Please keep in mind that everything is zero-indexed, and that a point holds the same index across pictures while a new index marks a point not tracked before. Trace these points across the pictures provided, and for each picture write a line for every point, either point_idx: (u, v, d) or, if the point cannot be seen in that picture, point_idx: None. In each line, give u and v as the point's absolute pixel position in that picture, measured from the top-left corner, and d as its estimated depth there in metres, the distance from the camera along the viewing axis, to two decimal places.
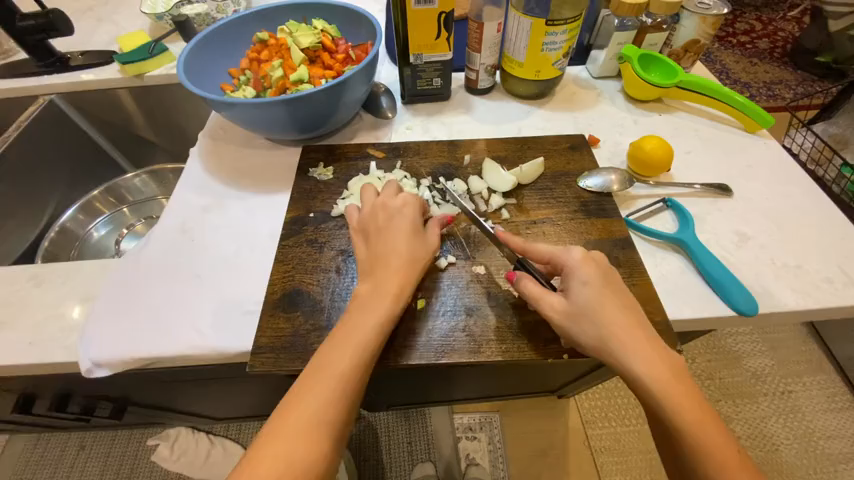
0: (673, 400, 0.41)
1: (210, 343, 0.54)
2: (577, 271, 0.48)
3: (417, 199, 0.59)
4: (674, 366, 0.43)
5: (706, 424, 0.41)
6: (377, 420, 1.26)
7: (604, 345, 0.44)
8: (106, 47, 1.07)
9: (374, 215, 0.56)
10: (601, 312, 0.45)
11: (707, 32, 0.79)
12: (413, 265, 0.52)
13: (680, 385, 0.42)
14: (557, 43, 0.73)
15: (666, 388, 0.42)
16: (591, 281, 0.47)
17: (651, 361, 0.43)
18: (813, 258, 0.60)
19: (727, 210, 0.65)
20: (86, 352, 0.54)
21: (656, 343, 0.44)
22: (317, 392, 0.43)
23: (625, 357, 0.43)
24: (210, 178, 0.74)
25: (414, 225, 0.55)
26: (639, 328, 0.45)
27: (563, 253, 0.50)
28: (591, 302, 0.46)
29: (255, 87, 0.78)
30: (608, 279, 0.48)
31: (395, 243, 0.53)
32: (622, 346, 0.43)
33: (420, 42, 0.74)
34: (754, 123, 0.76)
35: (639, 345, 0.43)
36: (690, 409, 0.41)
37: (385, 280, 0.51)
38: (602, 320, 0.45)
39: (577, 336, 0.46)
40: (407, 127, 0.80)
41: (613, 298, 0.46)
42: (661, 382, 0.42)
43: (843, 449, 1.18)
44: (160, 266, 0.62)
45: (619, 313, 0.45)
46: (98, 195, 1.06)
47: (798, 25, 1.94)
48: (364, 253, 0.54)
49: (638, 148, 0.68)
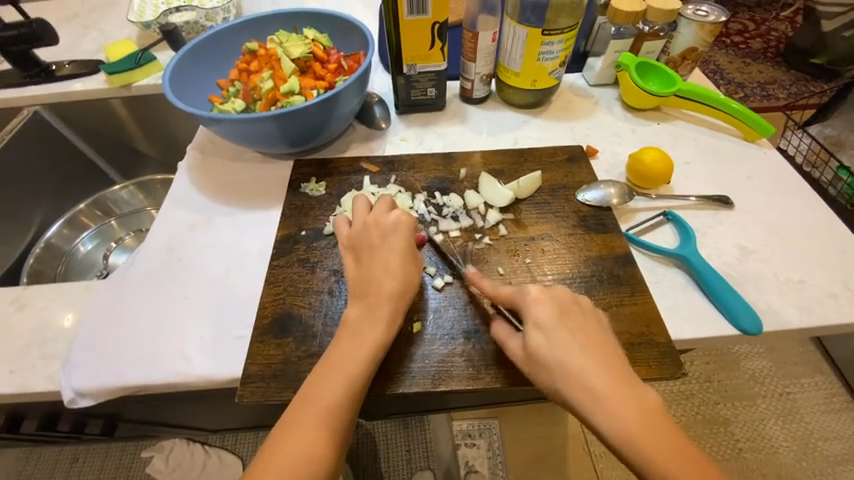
0: (639, 449, 0.38)
1: (197, 371, 0.52)
2: (531, 312, 0.46)
3: (411, 217, 0.57)
4: (640, 407, 0.40)
5: (679, 468, 0.37)
6: (374, 427, 1.23)
7: (561, 394, 0.42)
8: (93, 55, 1.05)
9: (366, 233, 0.54)
10: (554, 358, 0.43)
11: (704, 40, 0.77)
12: (407, 288, 0.51)
13: (645, 430, 0.39)
14: (554, 53, 0.72)
15: (628, 435, 0.39)
16: (544, 323, 0.45)
17: (611, 407, 0.40)
18: (816, 273, 0.58)
19: (728, 223, 0.64)
20: (68, 381, 0.53)
21: (619, 383, 0.41)
22: (295, 451, 0.42)
23: (581, 405, 0.41)
24: (198, 194, 0.72)
25: (408, 243, 0.54)
26: (599, 370, 0.42)
27: (520, 294, 0.48)
28: (546, 347, 0.44)
29: (244, 99, 0.76)
30: (566, 317, 0.46)
31: (388, 264, 0.51)
32: (578, 394, 0.41)
33: (413, 52, 0.73)
34: (754, 132, 0.75)
35: (597, 391, 0.41)
36: (659, 458, 0.38)
37: (377, 305, 0.49)
38: (557, 366, 0.43)
39: (538, 382, 0.44)
40: (401, 139, 0.79)
41: (570, 339, 0.44)
42: (621, 430, 0.39)
43: (841, 451, 1.17)
44: (145, 288, 0.60)
45: (576, 356, 0.43)
46: (84, 209, 1.03)
47: (791, 25, 1.94)
48: (356, 273, 0.53)
49: (637, 160, 0.66)
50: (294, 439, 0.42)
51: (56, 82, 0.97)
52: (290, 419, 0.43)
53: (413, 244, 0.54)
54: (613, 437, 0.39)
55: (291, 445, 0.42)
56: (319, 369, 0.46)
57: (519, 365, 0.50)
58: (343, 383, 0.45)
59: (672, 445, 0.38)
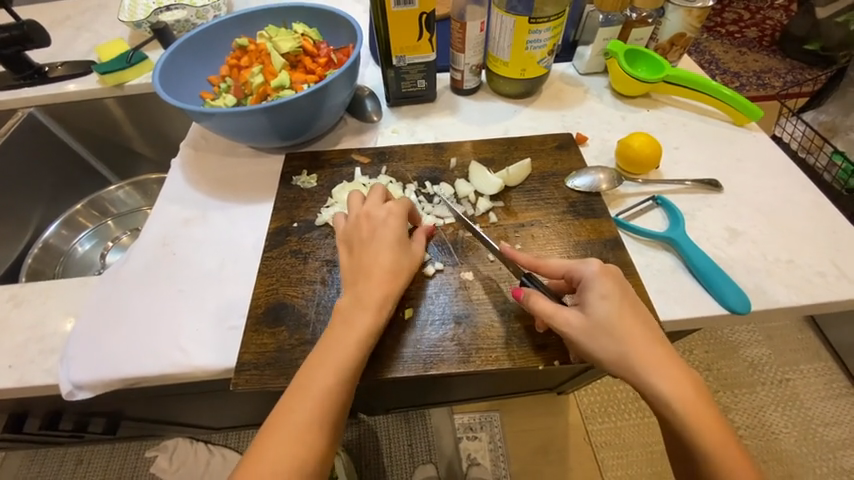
0: (694, 414, 0.41)
1: (193, 362, 0.53)
2: (595, 284, 0.46)
3: (403, 208, 0.57)
4: (692, 377, 0.44)
5: (720, 432, 0.41)
6: (376, 422, 1.25)
7: (627, 363, 0.43)
8: (85, 57, 1.05)
9: (358, 226, 0.55)
10: (623, 330, 0.44)
11: (693, 25, 0.78)
12: (396, 280, 0.51)
13: (696, 398, 0.42)
14: (542, 41, 0.72)
15: (687, 402, 0.42)
16: (610, 295, 0.46)
17: (671, 377, 0.43)
18: (804, 252, 0.59)
19: (718, 205, 0.65)
20: (66, 374, 0.53)
21: (673, 355, 0.44)
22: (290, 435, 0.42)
23: (647, 373, 0.43)
24: (191, 189, 0.72)
25: (398, 235, 0.54)
26: (658, 342, 0.44)
27: (580, 266, 0.48)
28: (613, 318, 0.45)
29: (235, 94, 0.77)
30: (627, 293, 0.47)
31: (379, 256, 0.52)
32: (643, 362, 0.43)
33: (401, 44, 0.73)
34: (743, 116, 0.75)
35: (659, 361, 0.43)
36: (707, 422, 0.41)
37: (367, 293, 0.50)
38: (625, 337, 0.44)
39: (595, 351, 0.45)
40: (392, 131, 0.79)
41: (633, 313, 0.45)
42: (680, 398, 0.42)
43: (841, 436, 1.19)
44: (140, 281, 0.61)
45: (640, 329, 0.44)
46: (82, 209, 1.04)
47: (786, 13, 1.94)
48: (349, 265, 0.53)
49: (625, 146, 0.67)
50: (277, 436, 0.43)
51: (49, 83, 0.98)
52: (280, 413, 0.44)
53: (403, 236, 0.55)
54: (672, 405, 0.42)
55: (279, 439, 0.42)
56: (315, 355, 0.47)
57: (513, 346, 0.50)
58: (335, 375, 0.45)
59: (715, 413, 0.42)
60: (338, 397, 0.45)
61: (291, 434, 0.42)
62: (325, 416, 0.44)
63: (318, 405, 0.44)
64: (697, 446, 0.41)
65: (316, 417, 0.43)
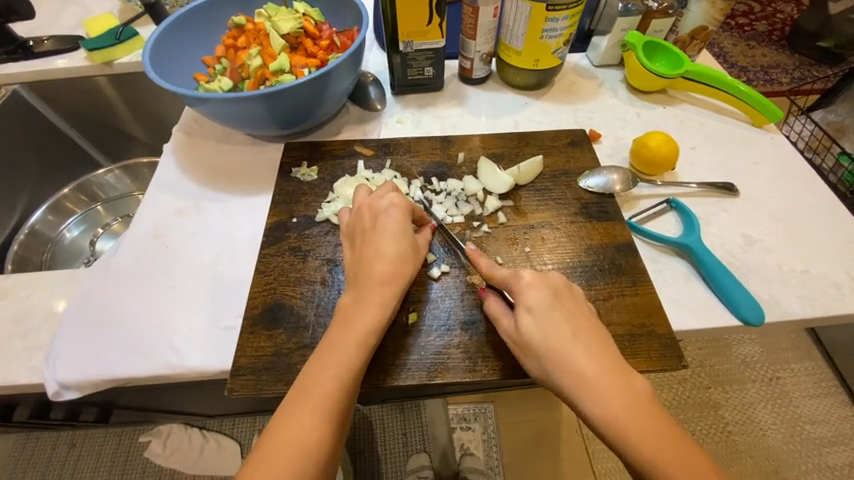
0: (626, 432, 0.38)
1: (185, 363, 0.50)
2: (524, 296, 0.46)
3: (407, 201, 0.54)
4: (629, 389, 0.40)
5: (660, 451, 0.37)
6: (372, 412, 1.24)
7: (550, 380, 0.42)
8: (72, 31, 0.99)
9: (359, 218, 0.53)
10: (546, 344, 0.42)
11: (715, 18, 0.74)
12: (400, 274, 0.49)
13: (635, 414, 0.39)
14: (558, 31, 0.68)
15: (614, 420, 0.39)
16: (536, 307, 0.44)
17: (602, 393, 0.39)
18: (821, 263, 0.57)
19: (733, 211, 0.62)
20: (53, 373, 0.51)
21: (610, 367, 0.41)
22: (291, 443, 0.40)
23: (570, 390, 0.40)
24: (184, 178, 0.69)
25: (402, 226, 0.52)
26: (589, 354, 0.41)
27: (514, 278, 0.48)
28: (538, 332, 0.43)
29: (230, 77, 0.72)
30: (560, 302, 0.45)
31: (382, 247, 0.50)
32: (567, 378, 0.41)
33: (409, 28, 0.69)
34: (762, 117, 0.72)
35: (587, 376, 0.40)
36: (645, 438, 0.38)
37: (368, 288, 0.48)
38: (545, 352, 0.42)
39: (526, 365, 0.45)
40: (397, 121, 0.75)
41: (562, 325, 0.43)
42: (611, 415, 0.39)
43: (827, 434, 1.20)
44: (131, 275, 0.58)
45: (566, 341, 0.42)
46: (69, 194, 1.00)
47: (798, 7, 1.88)
48: (351, 258, 0.51)
49: (641, 145, 0.64)
50: (277, 441, 0.40)
51: (35, 59, 0.92)
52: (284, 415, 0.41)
53: (408, 227, 0.52)
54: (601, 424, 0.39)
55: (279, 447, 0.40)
56: (316, 356, 0.44)
57: (511, 356, 0.48)
58: (339, 373, 0.43)
59: (661, 429, 0.38)
60: (343, 398, 0.42)
61: (293, 438, 0.40)
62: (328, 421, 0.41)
63: (325, 405, 0.41)
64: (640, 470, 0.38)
65: (320, 421, 0.41)
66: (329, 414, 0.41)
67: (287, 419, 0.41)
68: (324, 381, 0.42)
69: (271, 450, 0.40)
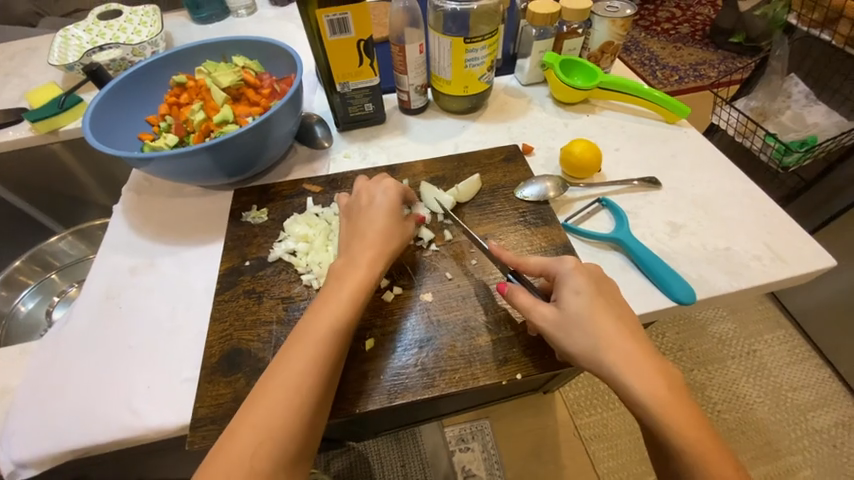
0: (664, 411, 0.42)
1: (145, 422, 0.50)
2: (569, 281, 0.48)
3: (401, 186, 0.60)
4: (663, 373, 0.44)
5: (692, 427, 0.41)
6: (367, 448, 1.19)
7: (596, 356, 0.44)
8: (14, 105, 0.99)
9: (358, 200, 0.58)
10: (593, 323, 0.45)
11: (618, 34, 0.82)
12: (385, 248, 0.53)
13: (671, 395, 0.42)
14: (479, 59, 0.74)
15: (657, 400, 0.42)
16: (583, 290, 0.47)
17: (643, 373, 0.43)
18: (741, 239, 0.63)
19: (658, 202, 0.68)
20: (6, 452, 0.49)
21: (650, 353, 0.45)
22: (260, 434, 0.41)
23: (617, 370, 0.43)
24: (136, 236, 0.69)
25: (393, 204, 0.57)
26: (631, 339, 0.45)
27: (556, 264, 0.51)
28: (584, 312, 0.46)
29: (176, 133, 0.74)
30: (601, 289, 0.48)
31: (373, 220, 0.55)
32: (614, 360, 0.44)
33: (343, 71, 0.73)
34: (674, 115, 0.80)
35: (631, 358, 0.44)
36: (680, 418, 0.41)
37: (357, 257, 0.52)
38: (594, 333, 0.45)
39: (568, 345, 0.46)
40: (344, 155, 0.79)
41: (607, 310, 0.46)
42: (650, 389, 0.42)
43: (808, 398, 1.26)
44: (86, 339, 0.57)
45: (611, 324, 0.45)
46: (21, 266, 0.98)
47: (713, 8, 2.06)
48: (345, 232, 0.56)
49: (568, 153, 0.70)
50: (241, 439, 0.41)
51: None
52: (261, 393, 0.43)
53: (398, 206, 0.57)
54: (643, 398, 0.42)
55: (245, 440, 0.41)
56: (285, 349, 0.46)
57: (478, 364, 0.50)
58: (306, 365, 0.44)
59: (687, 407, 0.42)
60: (319, 376, 0.44)
61: (258, 429, 0.41)
62: (296, 412, 0.42)
63: (291, 399, 0.42)
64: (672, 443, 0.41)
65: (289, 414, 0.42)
66: (302, 391, 0.43)
67: (259, 402, 0.42)
68: (298, 363, 0.44)
69: (244, 428, 0.41)
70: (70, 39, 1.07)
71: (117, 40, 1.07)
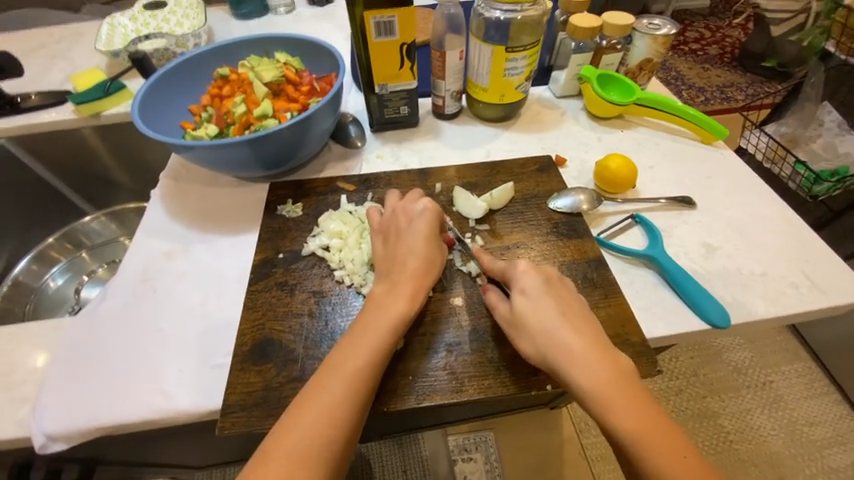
0: (610, 404, 0.41)
1: (175, 405, 0.51)
2: (520, 280, 0.50)
3: (439, 208, 0.59)
4: (615, 368, 0.43)
5: (641, 423, 0.40)
6: (369, 450, 1.14)
7: (542, 357, 0.45)
8: (60, 87, 1.03)
9: (396, 218, 0.58)
10: (534, 320, 0.47)
11: (658, 51, 0.82)
12: (427, 272, 0.53)
13: (617, 390, 0.41)
14: (519, 69, 0.75)
15: (602, 396, 0.41)
16: (530, 290, 0.49)
17: (588, 367, 0.43)
18: (776, 265, 0.62)
19: (693, 222, 0.67)
20: (39, 425, 0.50)
21: (598, 348, 0.44)
22: (296, 452, 0.40)
23: (558, 365, 0.44)
24: (172, 221, 0.71)
25: (433, 229, 0.56)
26: (577, 335, 0.45)
27: (511, 267, 0.53)
28: (527, 310, 0.48)
29: (216, 124, 0.76)
30: (554, 288, 0.50)
31: (415, 246, 0.54)
32: (559, 355, 0.44)
33: (383, 73, 0.74)
34: (711, 135, 0.79)
35: (576, 353, 0.43)
36: (626, 413, 0.40)
37: (401, 282, 0.52)
38: (537, 330, 0.46)
39: (520, 345, 0.48)
40: (377, 156, 0.80)
41: (553, 308, 0.47)
42: (595, 385, 0.42)
43: (825, 434, 1.22)
44: (120, 320, 0.58)
45: (554, 318, 0.46)
46: (54, 243, 1.01)
47: (744, 31, 2.18)
48: (383, 253, 0.56)
49: (603, 167, 0.69)
50: (276, 458, 0.40)
51: (21, 114, 0.95)
52: (295, 412, 0.43)
53: (437, 231, 0.57)
54: (589, 396, 0.42)
55: (281, 459, 0.40)
56: (323, 371, 0.45)
57: (513, 366, 0.51)
58: (351, 388, 0.44)
59: (638, 403, 0.41)
60: (354, 402, 0.44)
61: (297, 448, 0.41)
62: (335, 438, 0.42)
63: (330, 422, 0.42)
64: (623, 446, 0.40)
65: (328, 434, 0.42)
66: (337, 415, 0.43)
67: (293, 419, 0.42)
68: (333, 387, 0.44)
69: (277, 449, 0.41)
70: (116, 27, 1.11)
71: (161, 30, 1.11)
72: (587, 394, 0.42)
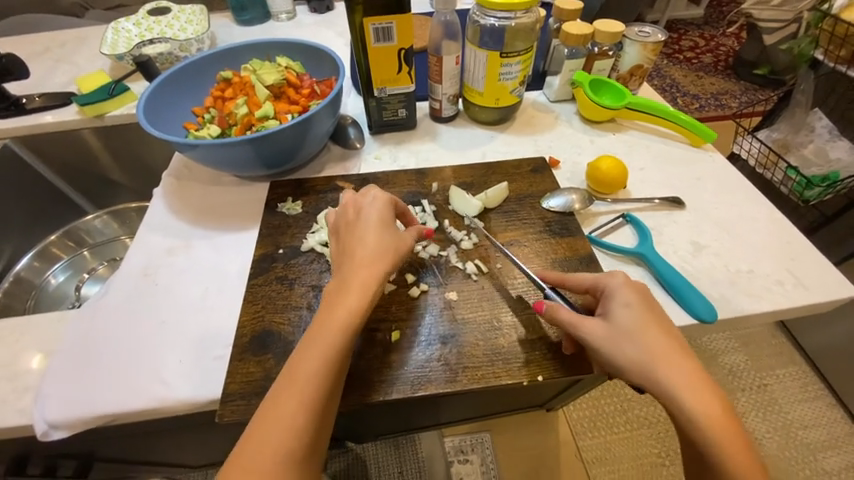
0: (721, 435, 0.41)
1: (176, 395, 0.52)
2: (618, 293, 0.49)
3: (389, 197, 0.59)
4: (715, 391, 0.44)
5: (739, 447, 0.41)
6: (365, 451, 1.12)
7: (646, 372, 0.44)
8: (64, 88, 1.05)
9: (344, 215, 0.57)
10: (641, 335, 0.46)
11: (648, 57, 0.85)
12: (380, 261, 0.52)
13: (728, 421, 0.42)
14: (513, 73, 0.78)
15: (708, 417, 0.42)
16: (633, 304, 0.48)
17: (700, 393, 0.43)
18: (762, 262, 0.64)
19: (682, 221, 0.69)
20: (41, 413, 0.52)
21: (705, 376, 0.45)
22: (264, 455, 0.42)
23: (674, 391, 0.43)
24: (175, 218, 0.73)
25: (379, 217, 0.55)
26: (687, 360, 0.45)
27: (605, 278, 0.51)
28: (635, 327, 0.46)
29: (219, 125, 0.78)
30: (649, 304, 0.49)
31: (363, 237, 0.53)
32: (665, 372, 0.44)
33: (381, 76, 0.77)
34: (699, 139, 0.82)
35: (680, 372, 0.44)
36: (737, 447, 0.41)
37: (351, 275, 0.51)
38: (647, 351, 0.45)
39: (615, 358, 0.46)
40: (375, 157, 0.82)
41: (655, 324, 0.47)
42: (701, 407, 0.42)
43: (820, 437, 1.23)
44: (123, 312, 0.60)
45: (660, 339, 0.46)
46: (56, 240, 1.03)
47: (737, 41, 2.27)
48: (337, 249, 0.55)
49: (594, 168, 0.72)
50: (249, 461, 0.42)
51: (27, 115, 0.97)
52: (263, 417, 0.44)
53: (387, 220, 0.56)
54: (694, 416, 0.42)
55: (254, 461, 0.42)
56: (284, 373, 0.46)
57: (506, 357, 0.52)
58: (307, 390, 0.44)
59: (733, 427, 0.42)
60: (310, 409, 0.44)
61: (265, 451, 0.42)
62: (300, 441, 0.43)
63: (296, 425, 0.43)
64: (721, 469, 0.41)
65: (295, 437, 0.43)
66: (298, 426, 0.43)
67: (260, 424, 0.43)
68: (292, 395, 0.44)
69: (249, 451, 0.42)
70: (120, 31, 1.14)
71: (164, 35, 1.14)
72: (692, 414, 0.42)
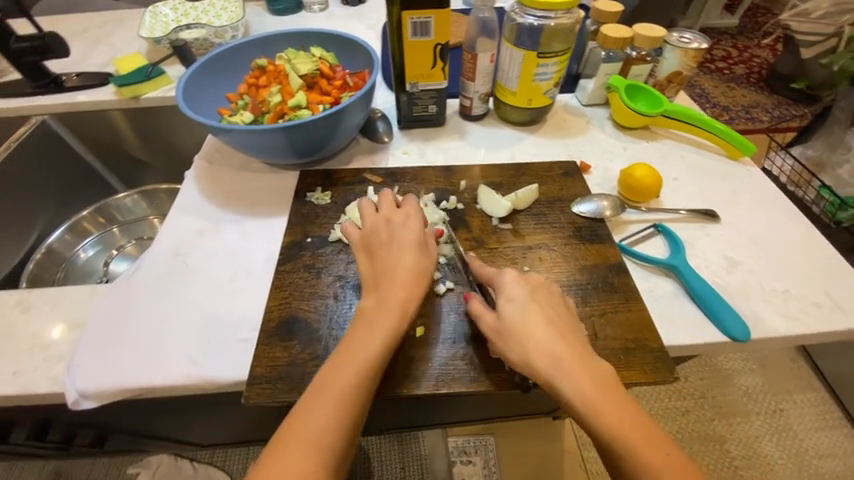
0: (604, 418, 0.41)
1: (202, 373, 0.53)
2: (507, 290, 0.51)
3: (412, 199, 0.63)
4: (599, 375, 0.44)
5: (629, 429, 0.41)
6: (370, 444, 1.15)
7: (528, 364, 0.46)
8: (102, 69, 1.08)
9: (377, 234, 0.57)
10: (523, 329, 0.47)
11: (688, 65, 0.83)
12: (424, 254, 0.56)
13: (608, 399, 0.43)
14: (548, 74, 0.77)
15: (590, 403, 0.42)
16: (517, 299, 0.50)
17: (573, 378, 0.44)
18: (799, 283, 0.61)
19: (716, 235, 0.67)
20: (73, 382, 0.53)
21: (584, 358, 0.46)
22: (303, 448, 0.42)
23: (550, 375, 0.44)
24: (205, 202, 0.74)
25: (417, 238, 0.56)
26: (564, 343, 0.46)
27: (498, 275, 0.54)
28: (518, 320, 0.48)
29: (252, 111, 0.79)
30: (538, 296, 0.51)
31: (404, 230, 0.57)
32: (543, 363, 0.45)
33: (415, 71, 0.76)
34: (737, 151, 0.79)
35: (561, 360, 0.45)
36: (621, 423, 0.41)
37: (390, 264, 0.54)
38: (526, 338, 0.47)
39: (507, 354, 0.47)
40: (403, 152, 0.82)
41: (540, 316, 0.48)
42: (582, 394, 0.43)
43: (836, 468, 1.19)
44: (154, 290, 0.61)
45: (542, 331, 0.47)
46: (87, 215, 1.06)
47: (772, 53, 2.20)
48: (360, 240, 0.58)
49: (627, 175, 0.70)
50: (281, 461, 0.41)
51: (64, 93, 1.00)
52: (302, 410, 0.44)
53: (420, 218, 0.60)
54: (576, 403, 0.43)
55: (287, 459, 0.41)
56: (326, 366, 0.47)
57: None
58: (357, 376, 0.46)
59: (625, 410, 0.42)
60: (344, 424, 0.43)
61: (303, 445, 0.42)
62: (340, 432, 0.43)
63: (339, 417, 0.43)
64: (618, 452, 0.40)
65: (335, 425, 0.43)
66: (329, 440, 0.42)
67: (300, 418, 0.43)
68: (337, 385, 0.45)
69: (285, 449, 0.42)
70: (158, 15, 1.16)
71: (199, 20, 1.16)
72: (574, 401, 0.43)
